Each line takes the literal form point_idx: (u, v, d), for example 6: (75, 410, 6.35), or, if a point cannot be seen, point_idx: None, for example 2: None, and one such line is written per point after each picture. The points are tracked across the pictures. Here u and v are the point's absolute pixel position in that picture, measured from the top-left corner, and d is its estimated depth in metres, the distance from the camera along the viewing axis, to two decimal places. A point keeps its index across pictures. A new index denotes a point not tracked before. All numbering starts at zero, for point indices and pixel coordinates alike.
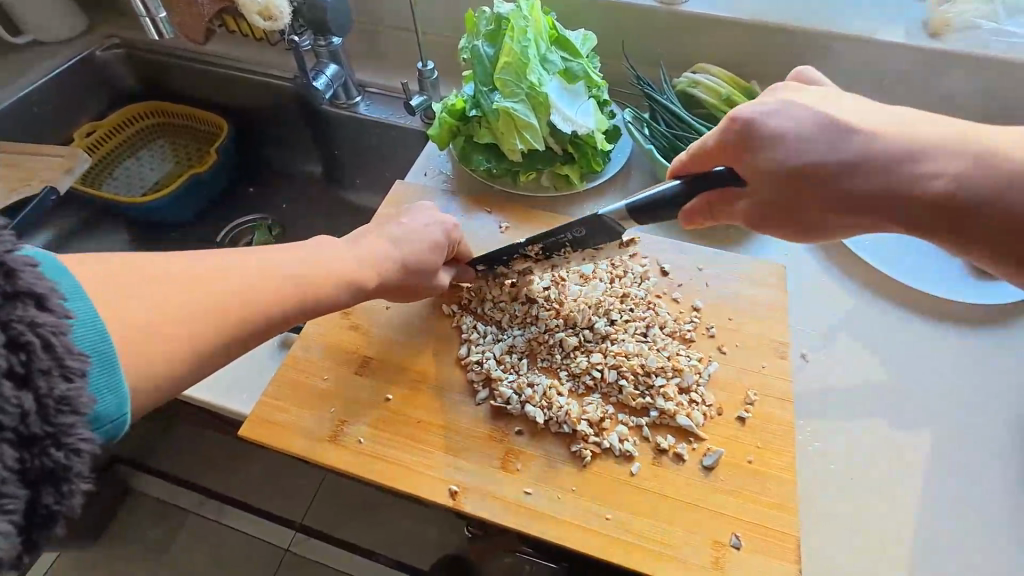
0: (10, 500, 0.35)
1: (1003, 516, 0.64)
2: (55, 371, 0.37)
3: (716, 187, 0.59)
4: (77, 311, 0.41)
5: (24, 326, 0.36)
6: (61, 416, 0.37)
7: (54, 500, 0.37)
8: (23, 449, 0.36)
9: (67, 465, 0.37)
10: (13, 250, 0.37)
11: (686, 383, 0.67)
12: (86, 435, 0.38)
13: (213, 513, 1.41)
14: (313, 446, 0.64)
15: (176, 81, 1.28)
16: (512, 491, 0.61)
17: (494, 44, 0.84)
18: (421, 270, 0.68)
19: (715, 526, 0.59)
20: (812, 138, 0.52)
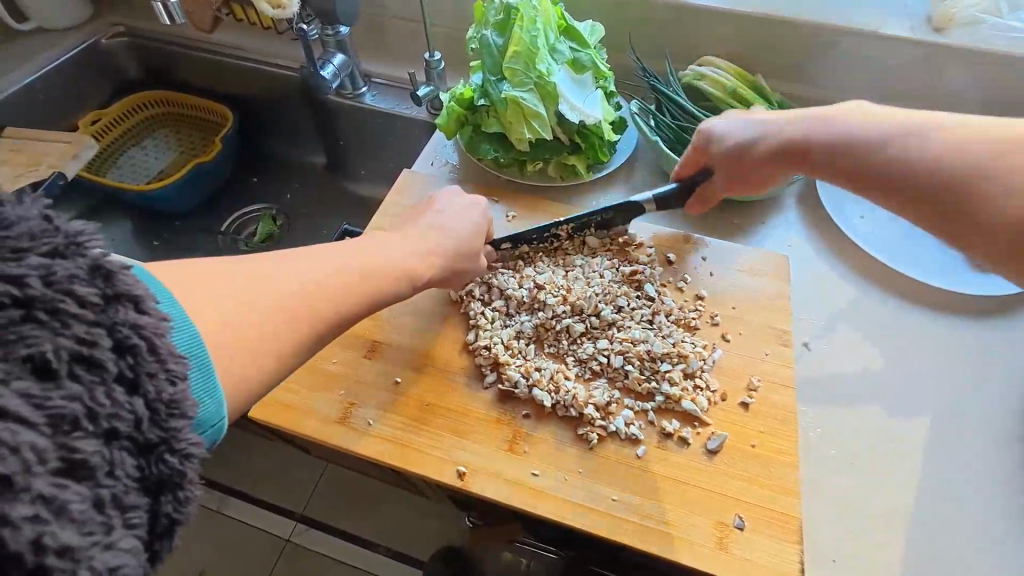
0: (135, 510, 0.35)
1: (1000, 504, 0.65)
2: (161, 374, 0.37)
3: (699, 182, 0.75)
4: (167, 315, 0.42)
5: (129, 329, 0.36)
6: (170, 419, 0.37)
7: (173, 508, 0.37)
8: (140, 456, 0.36)
9: (181, 471, 0.37)
10: (111, 258, 0.37)
11: (691, 369, 0.68)
12: (195, 440, 0.38)
13: (215, 503, 1.42)
14: (321, 428, 0.64)
15: (180, 69, 1.28)
16: (519, 472, 0.62)
17: (503, 33, 0.85)
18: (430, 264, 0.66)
19: (718, 508, 0.60)
20: (741, 135, 0.70)
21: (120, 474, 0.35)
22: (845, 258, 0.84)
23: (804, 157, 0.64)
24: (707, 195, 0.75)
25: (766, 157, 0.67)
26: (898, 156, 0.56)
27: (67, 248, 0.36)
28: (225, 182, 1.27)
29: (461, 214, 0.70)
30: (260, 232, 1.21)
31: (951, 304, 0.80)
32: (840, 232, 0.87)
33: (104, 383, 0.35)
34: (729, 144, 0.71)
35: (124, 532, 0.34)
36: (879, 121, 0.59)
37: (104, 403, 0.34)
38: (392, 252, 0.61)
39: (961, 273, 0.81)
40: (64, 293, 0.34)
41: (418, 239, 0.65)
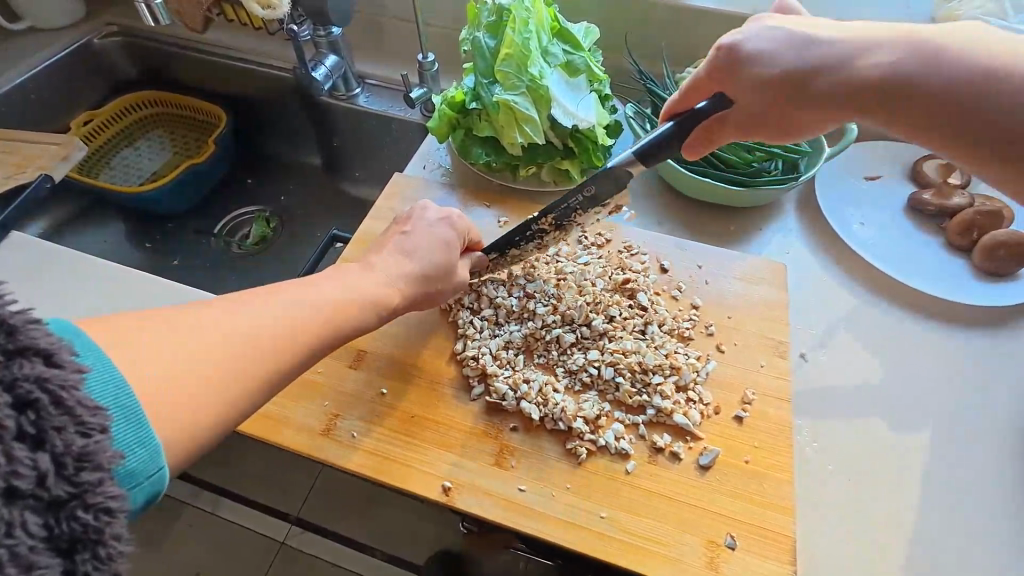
0: (44, 570, 0.33)
1: (1002, 521, 0.63)
2: (71, 428, 0.35)
3: (708, 117, 0.62)
4: (90, 366, 0.40)
5: (31, 383, 0.34)
6: (80, 473, 0.35)
7: (92, 566, 0.35)
8: (47, 514, 0.34)
9: (98, 527, 0.35)
10: (16, 311, 0.36)
11: (684, 381, 0.67)
12: (113, 492, 0.36)
13: (208, 506, 1.41)
14: (305, 439, 0.63)
15: (174, 69, 1.27)
16: (506, 488, 0.60)
17: (496, 35, 0.83)
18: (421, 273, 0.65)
19: (709, 527, 0.58)
20: (789, 51, 0.55)
21: (24, 534, 0.33)
22: (845, 266, 0.82)
23: (873, 88, 0.51)
24: (720, 127, 0.62)
25: (816, 87, 0.54)
26: (1008, 83, 0.45)
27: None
28: (219, 183, 1.26)
29: (437, 223, 0.68)
30: (253, 234, 1.19)
31: (951, 314, 0.78)
32: (840, 239, 0.85)
33: (2, 441, 0.33)
34: (765, 62, 0.56)
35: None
36: (978, 41, 0.47)
37: (0, 462, 0.33)
38: None
39: (963, 282, 0.79)
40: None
41: (401, 261, 0.64)
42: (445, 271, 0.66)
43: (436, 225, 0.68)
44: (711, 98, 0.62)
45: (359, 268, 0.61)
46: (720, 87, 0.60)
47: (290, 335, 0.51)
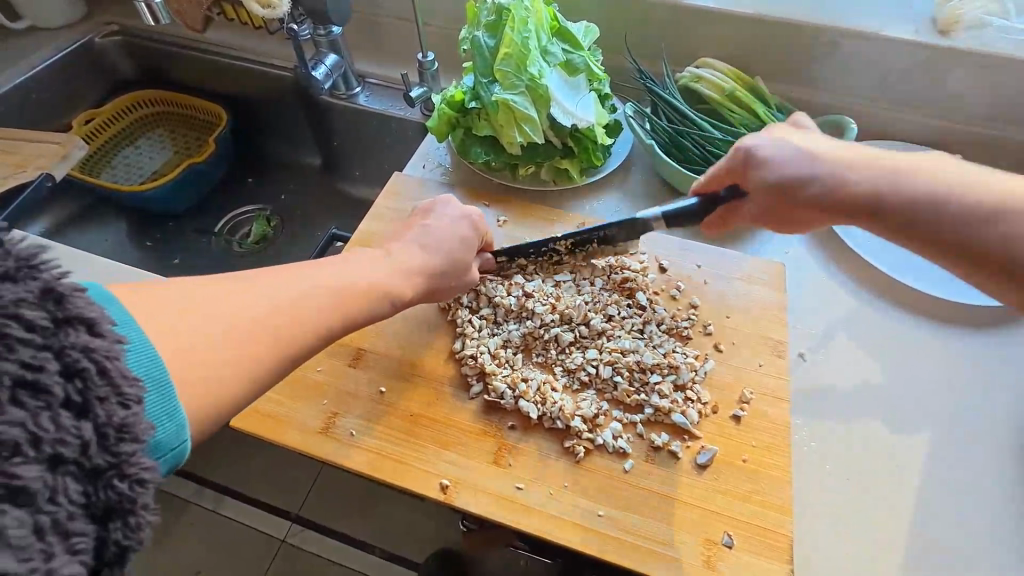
0: (79, 536, 0.34)
1: (1000, 520, 0.64)
2: (112, 398, 0.35)
3: (721, 206, 0.63)
4: (128, 339, 0.40)
5: (78, 353, 0.35)
6: (121, 444, 0.35)
7: (122, 535, 0.36)
8: (87, 481, 0.35)
9: (132, 496, 0.36)
10: (63, 280, 0.36)
11: (682, 380, 0.67)
12: (147, 465, 0.36)
13: (209, 503, 1.42)
14: (304, 438, 0.63)
15: (174, 68, 1.27)
16: (504, 486, 0.60)
17: (495, 35, 0.83)
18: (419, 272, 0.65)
19: (707, 526, 0.58)
20: (800, 163, 0.55)
21: (64, 500, 0.34)
22: (843, 265, 0.83)
23: (872, 213, 0.51)
24: (735, 215, 0.62)
25: (814, 202, 0.54)
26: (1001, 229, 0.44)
27: (19, 271, 0.35)
28: (220, 183, 1.26)
29: (456, 223, 0.69)
30: (254, 233, 1.19)
31: (951, 314, 0.78)
32: (839, 238, 0.85)
33: (53, 409, 0.34)
34: (774, 164, 0.57)
35: (64, 560, 0.33)
36: (979, 193, 0.46)
37: (48, 428, 0.33)
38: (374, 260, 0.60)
39: (963, 282, 0.79)
40: (12, 317, 0.33)
41: (404, 252, 0.64)
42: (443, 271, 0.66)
43: (455, 224, 0.68)
44: (730, 188, 0.62)
45: (364, 256, 0.61)
46: (734, 183, 0.62)
47: (288, 333, 0.51)
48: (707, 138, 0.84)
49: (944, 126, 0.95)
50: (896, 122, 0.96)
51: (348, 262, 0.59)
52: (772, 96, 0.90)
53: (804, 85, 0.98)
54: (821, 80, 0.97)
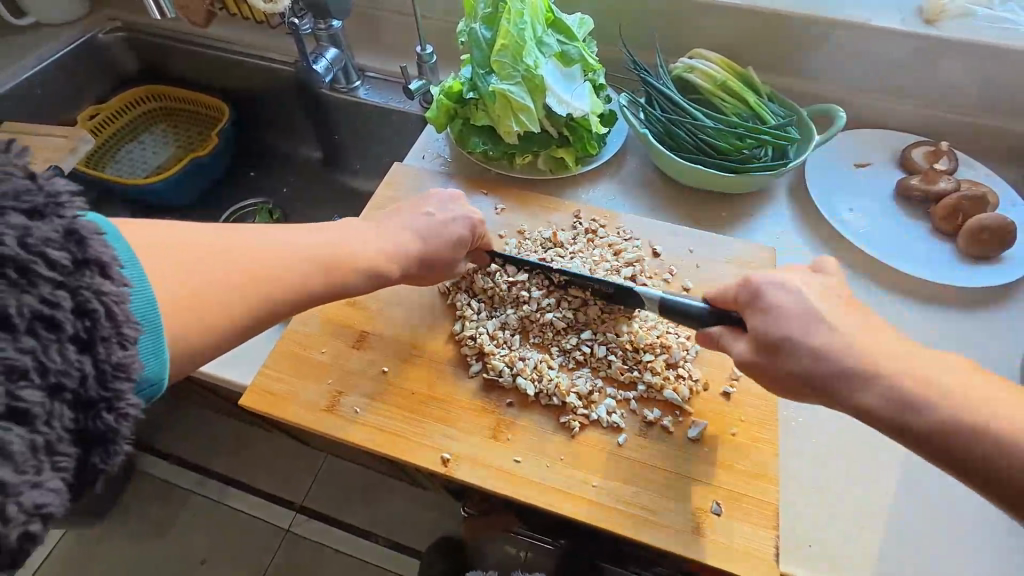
0: (63, 456, 0.37)
1: (985, 496, 0.66)
2: (114, 338, 0.39)
3: (727, 323, 0.62)
4: (134, 279, 0.45)
5: (91, 294, 0.38)
6: (115, 380, 0.39)
7: (101, 460, 0.39)
8: (78, 410, 0.38)
9: (116, 429, 0.39)
10: (84, 222, 0.39)
11: (674, 359, 0.69)
12: (135, 401, 0.40)
13: (215, 494, 1.45)
14: (310, 415, 0.66)
15: (176, 63, 1.30)
16: (502, 459, 0.63)
17: (491, 27, 0.85)
18: (428, 258, 0.69)
19: (697, 495, 0.61)
20: (799, 324, 0.53)
21: (56, 424, 0.37)
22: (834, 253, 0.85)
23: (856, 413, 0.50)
24: (726, 343, 0.60)
25: (806, 379, 0.52)
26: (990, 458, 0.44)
27: (46, 207, 0.38)
28: (224, 176, 1.28)
29: (448, 220, 0.70)
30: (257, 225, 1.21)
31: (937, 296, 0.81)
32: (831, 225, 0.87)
33: (61, 340, 0.37)
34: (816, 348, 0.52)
35: (50, 474, 0.36)
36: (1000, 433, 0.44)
37: (56, 358, 0.36)
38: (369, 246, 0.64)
39: (952, 266, 0.82)
40: (39, 254, 0.37)
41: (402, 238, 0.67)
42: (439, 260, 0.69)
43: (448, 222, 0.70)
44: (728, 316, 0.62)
45: (355, 232, 0.65)
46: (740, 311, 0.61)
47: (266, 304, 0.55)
48: (699, 127, 0.86)
49: (933, 116, 0.97)
50: (886, 111, 0.98)
51: (334, 234, 0.63)
52: (762, 85, 0.92)
53: (795, 75, 1.00)
54: (811, 70, 0.99)
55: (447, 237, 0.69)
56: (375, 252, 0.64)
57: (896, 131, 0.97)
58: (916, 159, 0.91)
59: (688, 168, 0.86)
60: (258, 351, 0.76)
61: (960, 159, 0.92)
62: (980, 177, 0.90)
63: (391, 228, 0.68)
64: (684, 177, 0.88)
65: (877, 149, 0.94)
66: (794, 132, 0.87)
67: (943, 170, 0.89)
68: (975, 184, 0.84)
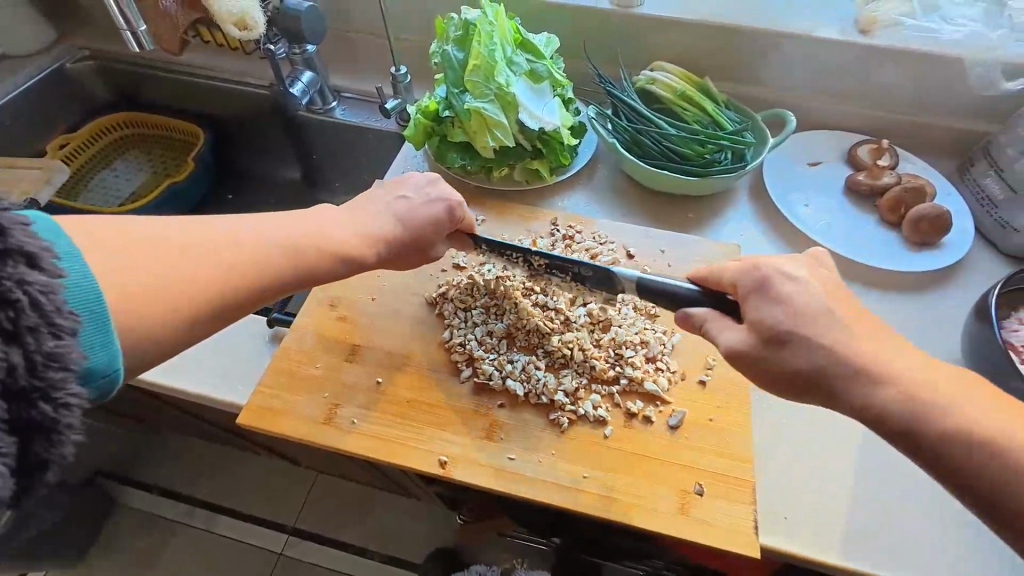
0: (1, 444, 0.39)
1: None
2: (43, 329, 0.40)
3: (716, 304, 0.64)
4: (83, 268, 0.46)
5: (14, 285, 0.39)
6: (48, 371, 0.40)
7: (44, 449, 0.41)
8: (10, 399, 0.39)
9: (56, 418, 0.41)
10: (8, 217, 0.41)
11: (653, 353, 0.74)
12: (74, 391, 0.41)
13: (203, 522, 1.43)
14: (307, 428, 0.68)
15: (149, 90, 1.30)
16: (496, 458, 0.66)
17: (463, 48, 0.90)
18: (410, 239, 0.71)
19: (680, 478, 0.65)
20: (805, 319, 0.55)
21: None
22: (794, 247, 0.92)
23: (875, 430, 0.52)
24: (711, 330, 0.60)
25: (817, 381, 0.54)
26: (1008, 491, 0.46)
27: None
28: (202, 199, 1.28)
29: (427, 203, 0.73)
30: None
31: (887, 282, 0.88)
32: (789, 221, 0.93)
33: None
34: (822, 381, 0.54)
35: None
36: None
37: None
38: (341, 232, 0.67)
39: (899, 253, 0.89)
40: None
41: (377, 223, 0.70)
42: (418, 242, 0.72)
43: (426, 204, 0.73)
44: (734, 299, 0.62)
45: (326, 219, 0.68)
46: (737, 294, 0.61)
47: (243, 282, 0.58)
48: (664, 134, 0.92)
49: (874, 116, 1.05)
50: (833, 113, 1.06)
51: (302, 220, 0.65)
52: (720, 94, 0.99)
53: (749, 83, 1.08)
54: (763, 78, 1.07)
55: (423, 220, 0.72)
56: (350, 238, 0.67)
57: (843, 132, 1.05)
58: (862, 155, 0.99)
59: (655, 174, 0.92)
60: (249, 375, 0.77)
61: (901, 155, 1.00)
62: (918, 171, 0.98)
63: (364, 212, 0.71)
64: (653, 182, 0.94)
65: (826, 149, 1.02)
66: (750, 136, 0.93)
67: (885, 165, 0.97)
68: (914, 177, 0.92)
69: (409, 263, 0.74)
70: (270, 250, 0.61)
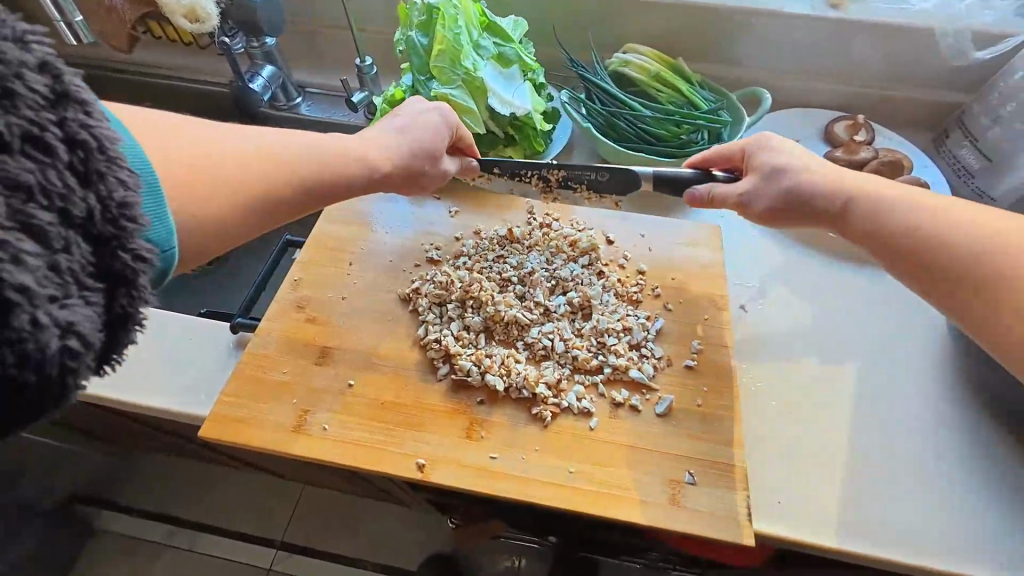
0: (91, 290, 0.38)
1: (938, 429, 0.70)
2: (114, 178, 0.39)
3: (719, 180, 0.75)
4: (119, 130, 0.44)
5: (79, 126, 0.37)
6: (122, 219, 0.39)
7: (128, 300, 0.40)
8: (93, 246, 0.38)
9: (135, 269, 0.40)
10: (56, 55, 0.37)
11: (636, 340, 0.72)
12: (147, 245, 0.40)
13: (185, 543, 1.37)
14: (275, 437, 0.64)
15: (102, 93, 1.24)
16: (478, 457, 0.63)
17: (427, 33, 0.86)
18: (417, 151, 0.72)
19: (670, 467, 0.63)
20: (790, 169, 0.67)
21: (75, 255, 0.37)
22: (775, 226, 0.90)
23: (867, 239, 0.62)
24: (719, 191, 0.72)
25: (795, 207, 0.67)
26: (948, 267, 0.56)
27: (9, 35, 0.35)
28: None
29: (426, 121, 0.74)
30: None
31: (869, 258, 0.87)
32: None
33: (55, 167, 0.36)
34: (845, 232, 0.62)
35: (79, 302, 0.37)
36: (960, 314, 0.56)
37: (56, 185, 0.36)
38: (351, 144, 0.68)
39: None
40: (13, 76, 0.35)
41: (383, 137, 0.71)
42: (423, 156, 0.73)
43: (425, 123, 0.74)
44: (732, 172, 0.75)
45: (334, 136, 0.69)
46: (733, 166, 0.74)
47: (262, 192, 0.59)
48: (638, 116, 0.90)
49: (848, 92, 1.04)
50: (807, 91, 1.05)
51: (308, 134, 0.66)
52: (693, 74, 0.97)
53: (722, 63, 1.06)
54: (736, 58, 1.05)
55: (424, 137, 0.73)
56: (360, 147, 0.69)
57: (818, 110, 1.03)
58: (838, 132, 0.97)
59: (632, 157, 0.89)
60: (212, 386, 0.72)
61: (876, 130, 0.99)
62: (894, 145, 0.97)
63: (370, 130, 0.72)
64: (630, 166, 0.91)
65: (802, 127, 1.01)
66: (726, 115, 0.91)
67: (863, 140, 0.95)
68: (890, 151, 0.91)
69: (418, 183, 0.75)
70: (265, 156, 0.60)
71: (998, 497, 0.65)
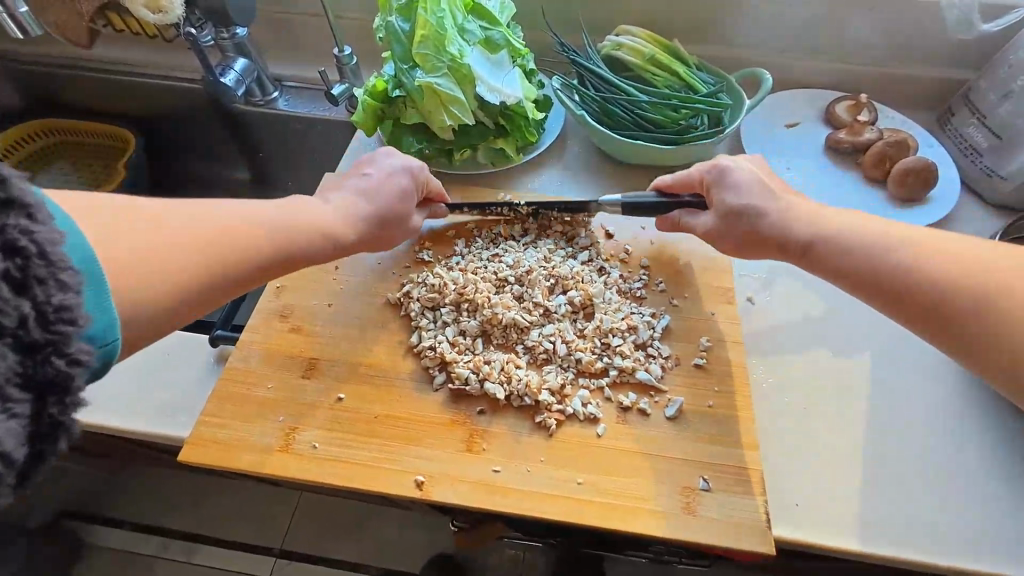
0: (15, 404, 0.35)
1: (955, 421, 0.67)
2: (51, 280, 0.37)
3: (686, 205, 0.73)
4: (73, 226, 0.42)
5: (18, 233, 0.36)
6: (58, 323, 0.37)
7: (58, 411, 0.37)
8: (24, 354, 0.36)
9: (68, 376, 0.37)
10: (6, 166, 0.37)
11: (642, 339, 0.68)
12: (85, 348, 0.38)
13: (181, 555, 1.32)
14: (261, 458, 0.59)
15: (67, 94, 1.17)
16: (480, 471, 0.59)
17: (409, 18, 0.81)
18: (383, 216, 0.67)
19: (683, 473, 0.59)
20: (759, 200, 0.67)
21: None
22: None
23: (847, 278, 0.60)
24: (687, 222, 0.71)
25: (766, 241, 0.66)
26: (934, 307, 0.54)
27: None
28: None
29: (392, 178, 0.69)
30: None
31: None
32: None
33: None
34: (853, 273, 0.59)
35: None
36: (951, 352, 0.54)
37: None
38: (310, 215, 0.63)
39: (886, 212, 0.85)
40: None
41: (343, 203, 0.66)
42: (393, 219, 0.68)
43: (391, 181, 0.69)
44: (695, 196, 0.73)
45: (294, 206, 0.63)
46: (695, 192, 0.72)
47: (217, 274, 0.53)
48: (635, 102, 0.85)
49: (849, 71, 1.00)
50: (807, 71, 1.01)
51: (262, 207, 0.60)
52: (690, 56, 0.93)
53: (719, 44, 1.02)
54: (733, 38, 1.01)
55: (390, 198, 0.68)
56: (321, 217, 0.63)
57: (819, 90, 1.00)
58: (840, 113, 0.94)
59: (630, 145, 0.85)
60: (193, 400, 0.68)
61: (880, 110, 0.96)
62: (898, 125, 0.94)
63: (330, 194, 0.67)
64: (628, 155, 0.87)
65: (803, 109, 0.97)
66: (726, 98, 0.87)
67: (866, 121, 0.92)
68: (896, 131, 0.88)
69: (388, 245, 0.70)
70: (219, 239, 0.54)
71: (1021, 490, 0.63)
